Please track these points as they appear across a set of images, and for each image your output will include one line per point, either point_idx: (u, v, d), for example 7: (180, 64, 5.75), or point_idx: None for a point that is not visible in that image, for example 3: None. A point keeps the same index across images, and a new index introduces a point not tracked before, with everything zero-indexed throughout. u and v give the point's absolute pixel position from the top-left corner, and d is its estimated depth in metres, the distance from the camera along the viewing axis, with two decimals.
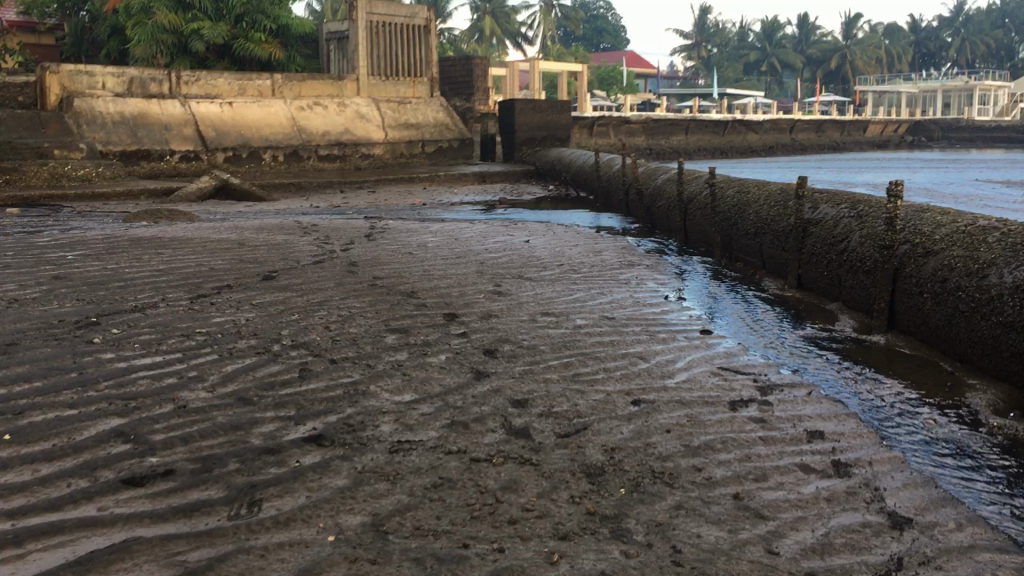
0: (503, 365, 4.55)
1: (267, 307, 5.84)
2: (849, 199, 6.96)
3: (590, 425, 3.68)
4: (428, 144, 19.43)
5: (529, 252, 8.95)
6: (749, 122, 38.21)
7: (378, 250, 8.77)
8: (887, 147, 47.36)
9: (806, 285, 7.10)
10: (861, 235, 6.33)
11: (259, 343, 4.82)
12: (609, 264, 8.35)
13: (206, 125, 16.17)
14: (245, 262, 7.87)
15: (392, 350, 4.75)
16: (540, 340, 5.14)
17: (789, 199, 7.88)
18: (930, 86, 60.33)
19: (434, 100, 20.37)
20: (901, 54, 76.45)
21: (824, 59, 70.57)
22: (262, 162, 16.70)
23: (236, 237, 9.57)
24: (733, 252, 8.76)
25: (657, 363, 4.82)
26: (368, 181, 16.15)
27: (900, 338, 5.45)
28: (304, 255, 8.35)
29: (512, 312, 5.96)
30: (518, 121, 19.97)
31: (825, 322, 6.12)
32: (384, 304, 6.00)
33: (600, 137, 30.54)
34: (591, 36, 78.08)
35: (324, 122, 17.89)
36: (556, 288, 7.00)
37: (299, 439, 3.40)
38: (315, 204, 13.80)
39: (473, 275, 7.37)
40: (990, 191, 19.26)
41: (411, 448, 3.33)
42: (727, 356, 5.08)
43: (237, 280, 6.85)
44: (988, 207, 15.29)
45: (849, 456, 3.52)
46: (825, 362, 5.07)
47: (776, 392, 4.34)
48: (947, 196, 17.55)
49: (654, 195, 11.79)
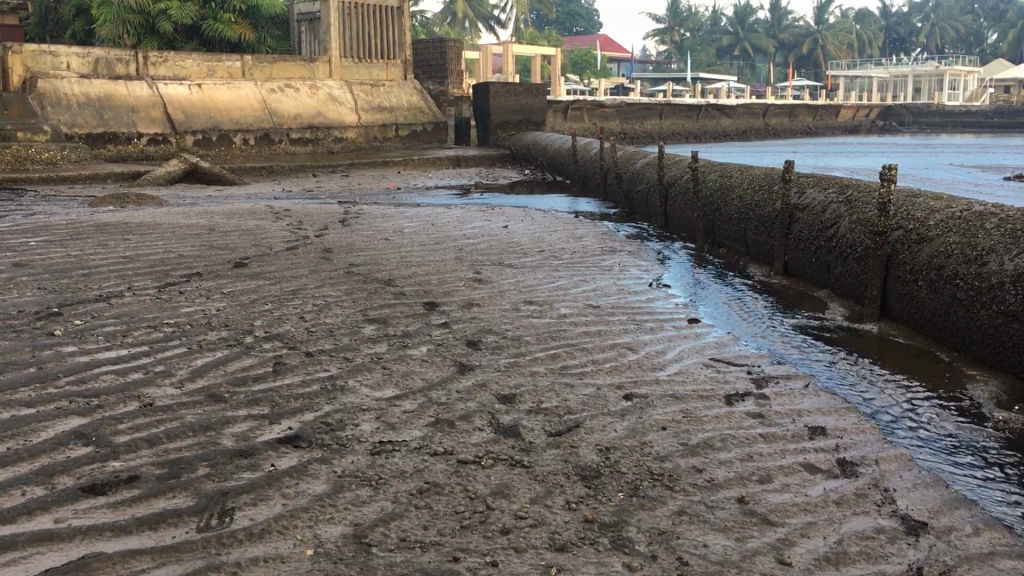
0: (488, 357, 4.36)
1: (238, 295, 5.60)
2: (837, 184, 6.82)
3: (582, 422, 3.49)
4: (402, 127, 19.11)
5: (508, 237, 8.75)
6: (724, 106, 38.12)
7: (353, 236, 8.53)
8: (859, 131, 47.50)
9: (793, 272, 6.97)
10: (850, 221, 6.19)
11: (230, 335, 4.58)
12: (591, 250, 8.17)
13: (174, 107, 15.75)
14: (216, 248, 7.61)
15: (372, 342, 4.54)
16: (525, 330, 4.95)
17: (775, 183, 7.74)
18: (901, 71, 60.56)
19: (408, 83, 20.05)
20: (873, 39, 76.73)
21: (797, 43, 70.66)
22: (232, 145, 16.32)
23: (206, 222, 9.28)
24: (717, 238, 8.61)
25: (646, 354, 4.64)
26: (342, 165, 15.86)
27: (894, 327, 5.33)
28: (277, 241, 8.10)
29: (494, 301, 5.76)
30: (493, 104, 19.70)
31: (814, 309, 5.99)
32: (362, 292, 5.78)
33: (575, 121, 30.31)
34: (564, 21, 77.66)
35: (296, 105, 17.53)
36: (538, 275, 6.80)
37: (274, 440, 3.18)
38: (287, 188, 13.49)
39: (452, 261, 7.17)
40: (967, 176, 19.23)
41: (394, 449, 3.13)
42: (718, 347, 4.92)
43: (206, 268, 6.59)
44: (968, 193, 15.19)
45: (853, 455, 3.36)
46: (819, 352, 4.92)
47: (771, 385, 4.19)
48: (924, 180, 17.48)
49: (634, 180, 11.61)
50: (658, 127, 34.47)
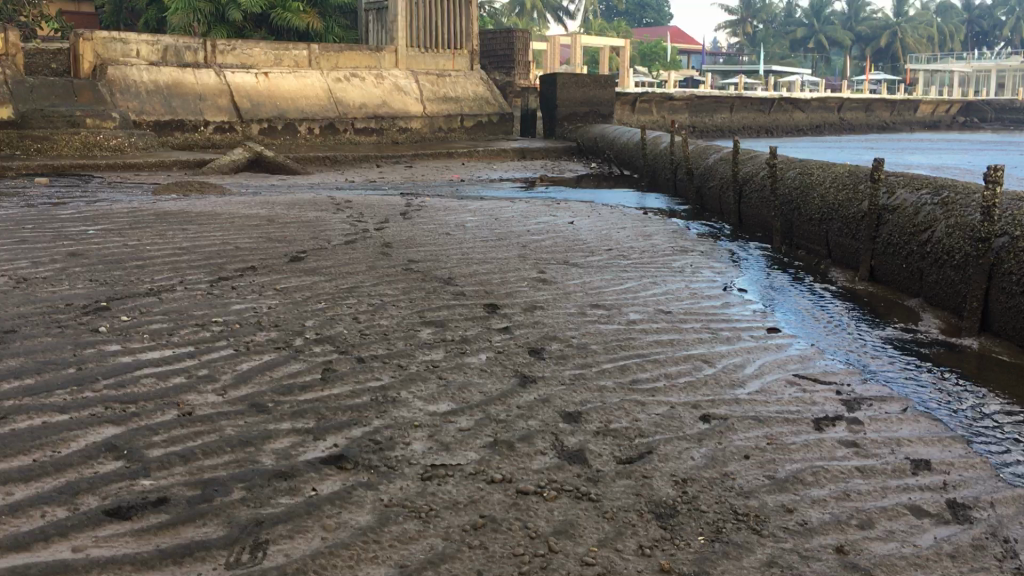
0: (552, 368, 4.04)
1: (291, 292, 5.37)
2: (931, 185, 6.36)
3: (656, 448, 3.15)
4: (468, 119, 18.86)
5: (573, 234, 8.41)
6: (797, 100, 37.05)
7: (414, 230, 8.28)
8: (939, 127, 45.79)
9: (880, 278, 6.51)
10: (947, 224, 5.73)
11: (279, 337, 4.34)
12: (661, 249, 7.79)
13: (241, 95, 15.74)
14: (273, 241, 7.42)
15: (428, 348, 4.26)
16: (592, 338, 4.62)
17: (861, 182, 7.27)
18: (983, 65, 58.13)
19: (474, 74, 19.80)
20: (954, 33, 74.00)
21: (874, 36, 68.50)
22: (298, 134, 16.21)
23: (267, 213, 9.12)
24: (795, 240, 8.17)
25: (724, 369, 4.27)
26: (406, 155, 15.66)
27: (997, 343, 4.86)
28: (335, 234, 7.90)
29: (559, 303, 5.45)
30: (560, 95, 19.32)
31: (906, 320, 5.55)
32: (420, 291, 5.52)
33: (643, 114, 29.75)
34: (633, 12, 76.71)
35: (361, 95, 17.40)
36: (605, 276, 6.45)
37: (317, 460, 2.91)
38: (350, 178, 13.35)
39: (515, 259, 6.87)
40: None
41: (448, 474, 2.84)
42: (801, 361, 4.52)
43: (261, 262, 6.39)
44: None
45: (965, 495, 2.94)
46: (913, 370, 4.49)
47: (864, 409, 3.79)
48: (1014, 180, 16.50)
49: (705, 175, 11.17)
50: (728, 121, 33.62)
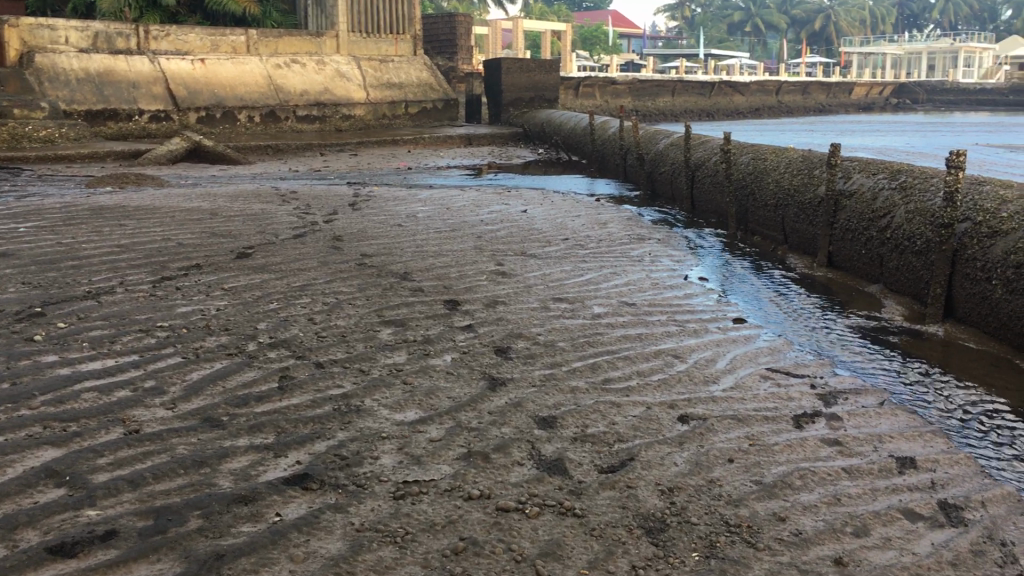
0: (520, 369, 3.89)
1: (240, 292, 5.12)
2: (888, 169, 6.32)
3: (637, 454, 3.01)
4: (412, 105, 18.53)
5: (528, 223, 8.25)
6: (736, 83, 37.35)
7: (364, 222, 8.04)
8: (874, 108, 46.62)
9: (839, 264, 6.47)
10: (907, 209, 5.67)
11: (230, 342, 4.11)
12: (618, 238, 7.67)
13: (177, 83, 15.23)
14: (218, 236, 7.12)
15: (390, 350, 4.08)
16: (557, 335, 4.47)
17: (816, 167, 7.24)
18: (915, 47, 59.17)
19: (417, 59, 19.48)
20: (885, 16, 75.32)
21: (809, 20, 69.42)
22: (237, 123, 15.76)
23: (209, 206, 8.79)
24: (750, 225, 8.12)
25: (695, 364, 4.16)
26: (350, 143, 15.31)
27: (962, 330, 4.81)
28: (282, 227, 7.63)
29: (520, 298, 5.29)
30: (505, 81, 19.12)
31: (869, 307, 5.49)
32: (376, 288, 5.31)
33: (586, 98, 29.69)
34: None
35: (303, 81, 16.98)
36: (565, 268, 6.30)
37: (279, 481, 2.72)
38: (294, 167, 13.01)
39: (471, 251, 6.69)
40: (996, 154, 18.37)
41: (422, 492, 2.67)
42: (772, 354, 4.43)
43: (206, 259, 6.11)
44: (1005, 172, 14.35)
45: (955, 495, 2.84)
46: (883, 360, 4.41)
47: (841, 403, 3.69)
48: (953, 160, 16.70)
49: (656, 161, 11.09)
50: (671, 105, 33.74)
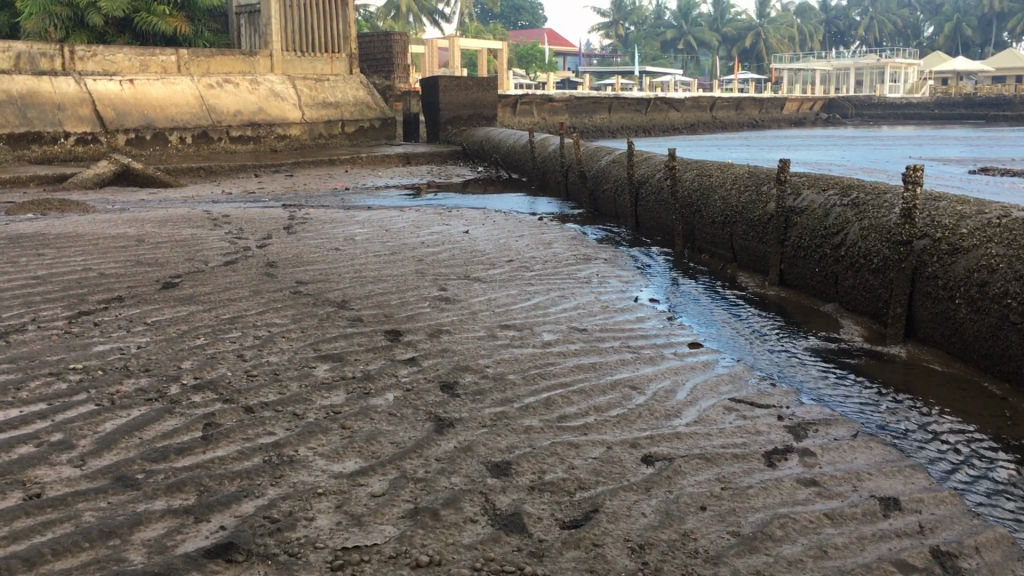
0: (468, 408, 3.60)
1: (165, 327, 4.73)
2: (838, 185, 6.20)
3: (601, 505, 2.74)
4: (349, 124, 18.17)
5: (471, 245, 7.97)
6: (672, 99, 37.63)
7: (300, 246, 7.67)
8: (805, 123, 47.44)
9: (791, 283, 6.32)
10: (861, 226, 5.53)
11: (149, 384, 3.74)
12: (564, 259, 7.44)
13: (104, 103, 14.61)
14: (143, 265, 6.69)
15: (326, 390, 3.75)
16: (508, 367, 4.20)
17: (764, 183, 7.10)
18: (844, 64, 60.40)
19: (353, 78, 19.13)
20: (813, 33, 77.01)
21: (741, 37, 70.62)
22: (168, 144, 15.20)
23: (134, 232, 8.32)
24: (698, 243, 7.96)
25: (654, 396, 3.91)
26: (286, 164, 14.90)
27: (924, 351, 4.65)
28: (213, 253, 7.23)
29: (466, 326, 5.01)
30: (443, 99, 18.87)
31: (826, 328, 5.33)
32: (312, 319, 4.97)
33: (524, 115, 29.59)
34: (508, 14, 76.83)
35: (236, 101, 16.47)
36: (511, 292, 6.03)
37: (200, 553, 2.39)
38: (227, 189, 12.55)
39: (413, 276, 6.40)
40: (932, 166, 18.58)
41: (364, 561, 2.36)
42: (734, 382, 4.20)
43: (130, 291, 5.70)
44: (945, 184, 14.44)
45: (946, 541, 2.63)
46: (849, 386, 4.21)
47: (812, 436, 3.47)
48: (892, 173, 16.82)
49: (599, 178, 10.90)
50: (608, 121, 33.84)
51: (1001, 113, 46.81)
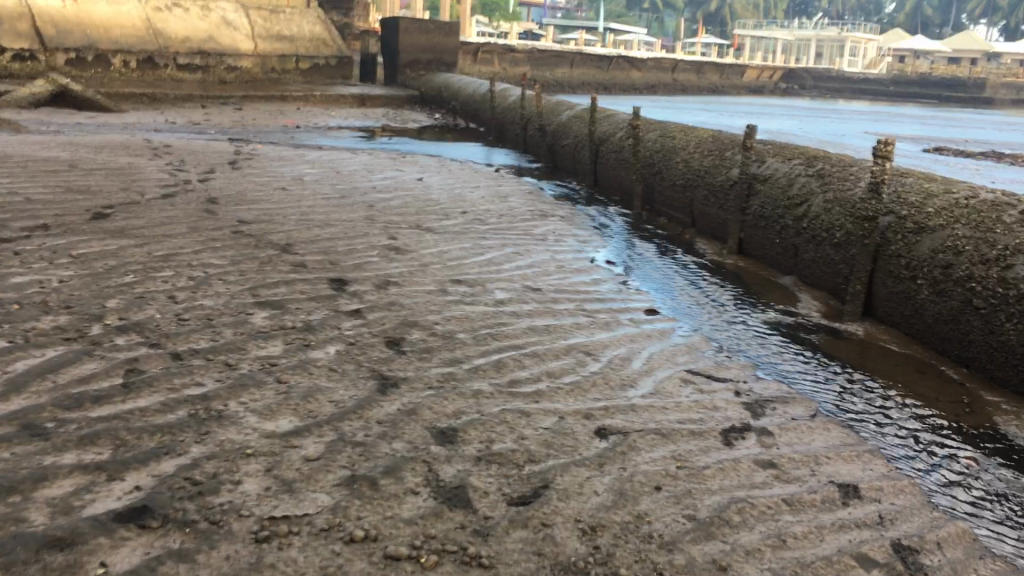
0: (415, 367, 3.41)
1: (92, 261, 4.43)
2: (804, 155, 6.06)
3: (552, 481, 2.57)
4: (303, 60, 17.57)
5: (424, 193, 7.71)
6: (634, 58, 37.31)
7: (244, 184, 7.33)
8: (764, 91, 47.43)
9: (749, 252, 6.20)
10: (826, 198, 5.40)
11: (70, 323, 3.46)
12: (519, 213, 7.23)
13: (44, 19, 13.85)
14: (74, 192, 6.31)
15: (263, 340, 3.51)
16: (458, 326, 4.01)
17: (728, 148, 6.95)
18: (805, 35, 60.43)
19: (309, 12, 18.54)
20: (777, 2, 76.95)
21: (705, 1, 70.29)
22: (110, 67, 14.51)
23: (68, 156, 7.90)
24: (657, 206, 7.82)
25: (609, 364, 3.75)
26: (235, 97, 14.38)
27: (883, 331, 4.56)
28: (150, 184, 6.88)
29: (416, 278, 4.79)
30: (402, 41, 18.36)
31: (783, 301, 5.21)
32: (252, 262, 4.71)
33: (484, 64, 29.04)
34: None
35: (185, 27, 15.79)
36: (464, 245, 5.82)
37: (110, 516, 2.16)
38: (171, 119, 12.03)
39: (362, 222, 6.14)
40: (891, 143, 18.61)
41: (292, 533, 2.16)
42: (690, 353, 4.06)
43: (57, 219, 5.34)
44: (908, 160, 14.41)
45: (908, 534, 2.52)
46: (806, 363, 4.09)
47: (770, 415, 3.34)
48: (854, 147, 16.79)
49: (558, 133, 10.66)
50: (568, 76, 33.45)
51: (954, 95, 47.35)
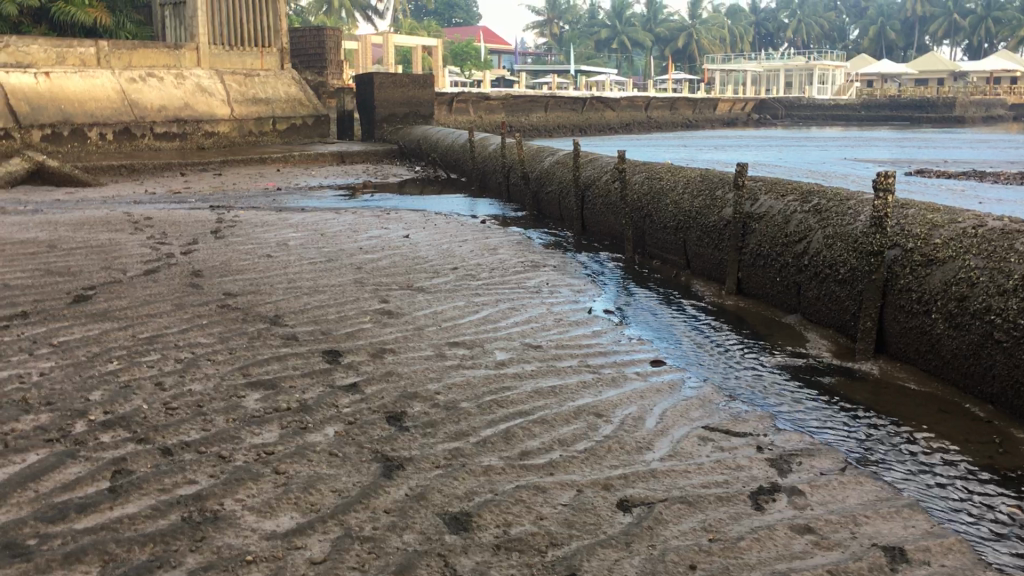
0: (419, 444, 3.22)
1: (73, 350, 4.23)
2: (798, 191, 5.96)
3: (578, 569, 2.39)
4: (281, 121, 17.58)
5: (412, 251, 7.56)
6: (608, 98, 37.57)
7: (228, 253, 7.17)
8: (737, 123, 47.76)
9: (749, 292, 6.06)
10: (825, 234, 5.27)
11: (51, 422, 3.25)
12: (511, 266, 7.08)
13: (17, 97, 13.66)
14: (53, 274, 6.13)
15: (258, 425, 3.32)
16: (461, 394, 3.83)
17: (718, 188, 6.85)
18: (773, 65, 61.16)
19: (285, 73, 18.55)
20: (743, 35, 78.07)
21: (673, 38, 71.21)
22: (87, 141, 14.45)
23: (46, 236, 7.70)
24: (648, 249, 7.69)
25: (623, 426, 3.56)
26: (214, 162, 14.29)
27: (899, 368, 4.40)
28: (132, 261, 6.70)
29: (412, 343, 4.62)
30: (378, 96, 18.36)
31: (791, 342, 5.05)
32: (240, 337, 4.53)
33: (460, 113, 29.12)
34: (442, 12, 76.47)
35: (160, 96, 15.73)
36: (458, 304, 5.65)
37: None
38: (151, 189, 11.90)
39: (352, 285, 5.99)
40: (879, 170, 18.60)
41: None
42: (704, 407, 3.88)
43: (37, 305, 5.16)
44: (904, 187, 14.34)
45: None
46: (824, 409, 3.93)
47: (797, 471, 3.17)
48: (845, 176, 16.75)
49: (542, 179, 10.56)
50: (544, 120, 33.61)
51: (925, 115, 47.86)
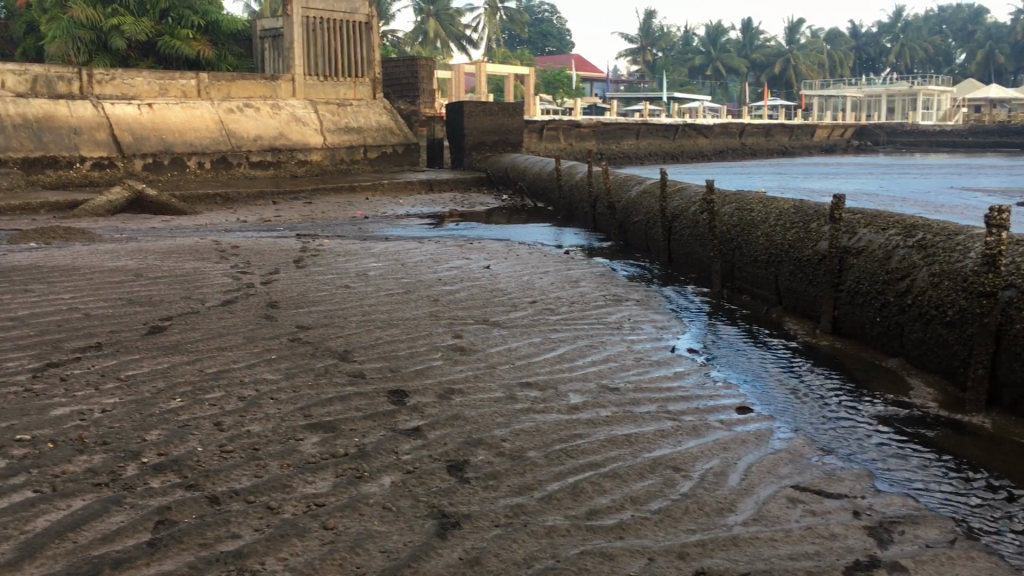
0: (479, 498, 3.00)
1: (138, 385, 4.15)
2: (900, 224, 5.56)
3: None
4: (371, 150, 17.75)
5: (491, 283, 7.38)
6: (701, 125, 37.00)
7: (307, 283, 7.13)
8: (836, 150, 46.43)
9: (846, 331, 5.66)
10: (930, 271, 4.88)
11: (102, 464, 3.15)
12: (591, 299, 6.83)
13: (121, 128, 14.19)
14: (134, 303, 6.15)
15: (312, 473, 3.15)
16: (530, 442, 3.60)
17: (812, 221, 6.47)
18: (874, 90, 59.41)
19: (376, 103, 18.72)
20: (842, 60, 76.16)
21: (769, 63, 69.97)
22: (186, 170, 14.81)
23: (135, 265, 7.79)
24: (737, 283, 7.34)
25: (704, 482, 3.27)
26: (305, 190, 14.46)
27: (1014, 422, 3.98)
28: (213, 290, 6.70)
29: (483, 383, 4.41)
30: (467, 124, 18.39)
31: (892, 390, 4.66)
32: (307, 374, 4.40)
33: (550, 141, 29.05)
34: (535, 41, 77.04)
35: (256, 126, 16.05)
36: (534, 341, 5.43)
37: None
38: (242, 217, 12.07)
39: (426, 319, 5.83)
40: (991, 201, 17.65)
41: None
42: (795, 463, 3.55)
43: (112, 337, 5.14)
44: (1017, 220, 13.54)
45: None
46: (929, 468, 3.55)
47: (899, 543, 2.83)
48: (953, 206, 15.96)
49: (629, 209, 10.29)
50: (636, 147, 33.27)
51: None
